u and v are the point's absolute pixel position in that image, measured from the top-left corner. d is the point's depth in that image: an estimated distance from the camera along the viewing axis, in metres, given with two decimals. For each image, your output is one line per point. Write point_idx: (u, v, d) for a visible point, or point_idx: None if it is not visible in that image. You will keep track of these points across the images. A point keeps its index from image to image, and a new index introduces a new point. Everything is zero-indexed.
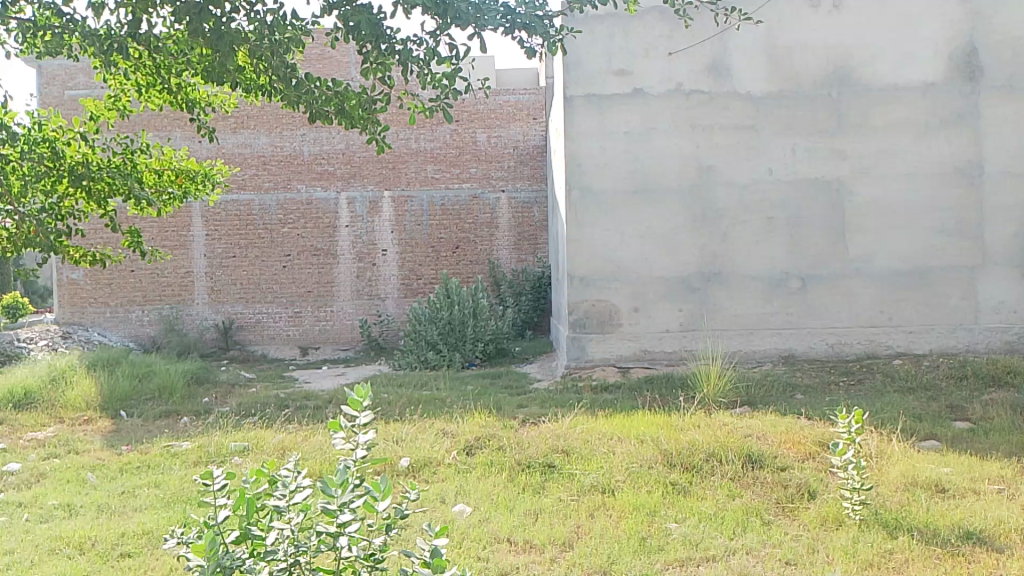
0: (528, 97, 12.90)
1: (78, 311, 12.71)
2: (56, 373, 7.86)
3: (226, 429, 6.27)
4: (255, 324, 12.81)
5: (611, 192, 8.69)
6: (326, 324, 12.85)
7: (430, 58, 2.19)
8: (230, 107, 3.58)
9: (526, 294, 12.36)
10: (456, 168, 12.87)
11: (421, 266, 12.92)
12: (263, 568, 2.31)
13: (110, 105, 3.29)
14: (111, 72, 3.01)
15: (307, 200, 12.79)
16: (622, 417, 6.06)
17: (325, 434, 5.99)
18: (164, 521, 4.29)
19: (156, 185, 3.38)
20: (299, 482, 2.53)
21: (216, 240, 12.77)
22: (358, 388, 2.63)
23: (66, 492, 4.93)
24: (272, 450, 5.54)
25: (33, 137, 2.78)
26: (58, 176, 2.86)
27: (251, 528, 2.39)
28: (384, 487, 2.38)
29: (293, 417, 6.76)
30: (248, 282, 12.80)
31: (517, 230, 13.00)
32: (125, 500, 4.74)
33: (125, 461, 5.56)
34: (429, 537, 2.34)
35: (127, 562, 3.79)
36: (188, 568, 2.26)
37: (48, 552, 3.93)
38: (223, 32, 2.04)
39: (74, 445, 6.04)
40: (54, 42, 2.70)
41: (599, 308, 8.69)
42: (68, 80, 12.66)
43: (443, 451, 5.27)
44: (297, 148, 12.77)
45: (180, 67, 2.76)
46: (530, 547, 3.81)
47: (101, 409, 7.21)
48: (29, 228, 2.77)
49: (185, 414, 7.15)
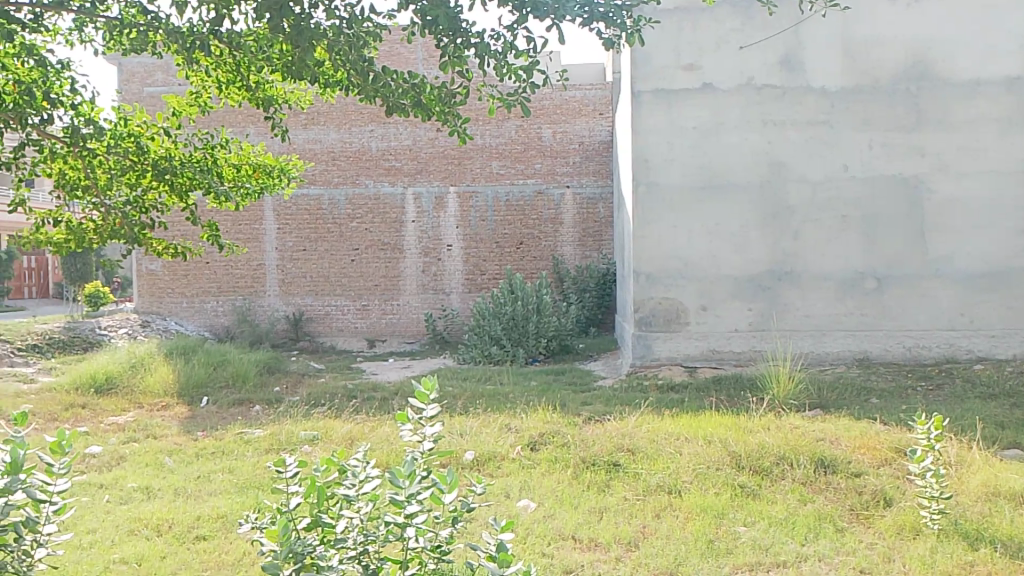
0: (595, 93, 12.83)
1: (156, 301, 13.19)
2: (135, 360, 8.16)
3: (296, 418, 6.42)
4: (324, 316, 13.08)
5: (679, 188, 8.57)
6: (393, 317, 13.02)
7: (507, 50, 2.19)
8: (305, 104, 3.50)
9: (591, 290, 12.29)
10: (521, 164, 12.89)
11: (485, 262, 12.96)
12: (334, 555, 2.40)
13: (191, 101, 3.31)
14: (192, 69, 3.07)
15: (375, 195, 12.98)
16: (689, 417, 5.97)
17: (392, 425, 6.06)
18: (238, 506, 4.42)
19: (235, 180, 3.37)
20: (367, 472, 2.66)
21: (288, 234, 13.07)
22: (425, 381, 2.77)
23: (144, 476, 5.11)
24: (340, 440, 5.63)
25: (118, 132, 2.93)
26: (141, 170, 2.98)
27: (321, 516, 2.50)
28: (451, 479, 2.51)
29: (361, 408, 6.87)
30: (317, 275, 13.08)
31: (582, 226, 12.92)
32: (200, 485, 4.89)
33: (200, 447, 5.74)
34: (495, 532, 2.42)
35: (202, 545, 3.91)
36: (262, 553, 2.41)
37: (128, 533, 4.09)
38: (302, 28, 2.08)
39: (152, 430, 6.26)
40: (139, 39, 2.76)
41: (665, 306, 8.57)
42: (147, 78, 13.12)
43: (507, 446, 5.30)
44: (366, 144, 12.98)
45: (259, 65, 2.80)
46: (596, 545, 3.78)
47: (178, 395, 7.48)
48: (115, 220, 2.96)
49: (257, 402, 7.34)
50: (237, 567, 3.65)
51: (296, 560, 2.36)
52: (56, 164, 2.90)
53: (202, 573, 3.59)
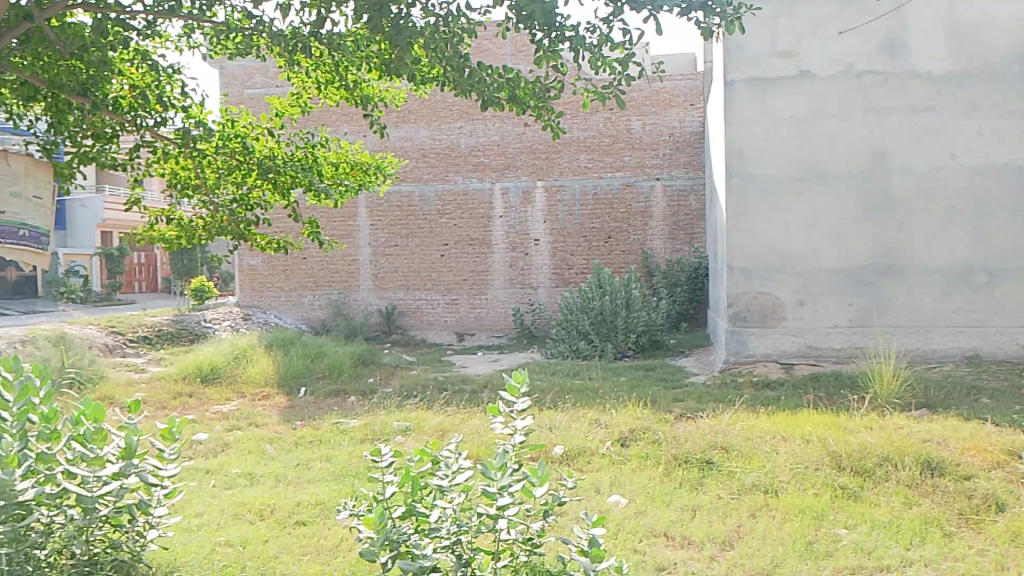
0: (685, 83, 12.59)
1: (256, 295, 13.75)
2: (237, 351, 8.52)
3: (390, 409, 6.57)
4: (414, 310, 13.33)
5: (774, 179, 8.31)
6: (481, 311, 13.16)
7: (602, 43, 2.17)
8: (401, 102, 3.47)
9: (682, 285, 12.10)
10: (610, 157, 12.79)
11: (573, 256, 12.92)
12: (428, 544, 2.45)
13: (293, 101, 3.35)
14: (294, 70, 3.13)
15: (463, 191, 13.13)
16: (786, 415, 5.81)
17: (482, 418, 6.13)
18: (335, 494, 4.57)
19: (334, 178, 3.39)
20: (460, 463, 2.71)
21: (380, 230, 13.38)
22: (516, 374, 2.80)
23: (248, 462, 5.33)
24: (432, 431, 5.73)
25: (225, 133, 3.03)
26: (247, 170, 3.07)
27: (415, 505, 2.57)
28: (543, 472, 2.51)
29: (452, 400, 6.97)
30: (408, 270, 13.34)
31: (672, 219, 12.71)
32: (299, 472, 5.07)
33: (299, 435, 5.95)
34: (587, 526, 2.47)
35: (302, 530, 4.05)
36: (359, 539, 2.53)
37: (233, 516, 4.28)
38: (401, 27, 2.13)
39: (254, 418, 6.53)
40: (245, 43, 2.85)
41: (761, 301, 8.33)
42: (247, 80, 13.64)
43: (597, 441, 5.28)
44: (455, 140, 13.14)
45: (358, 64, 2.86)
46: (689, 543, 3.72)
47: (278, 385, 7.78)
48: (222, 217, 3.08)
49: (352, 393, 7.55)
50: (336, 552, 3.77)
51: (391, 547, 2.46)
52: (168, 164, 3.06)
53: (303, 557, 3.71)
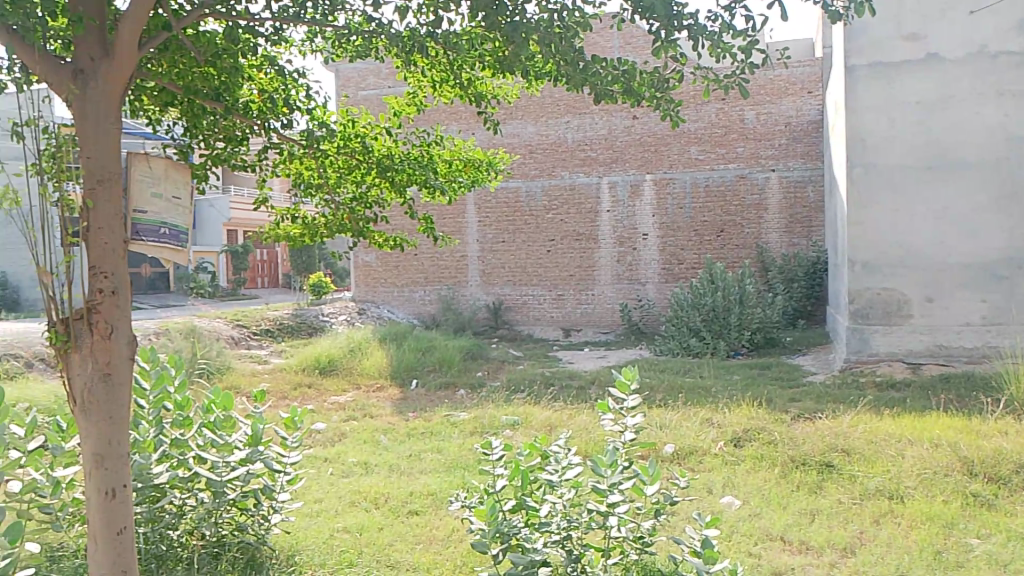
0: (802, 70, 12.13)
1: (370, 290, 14.21)
2: (353, 344, 8.83)
3: (499, 403, 6.65)
4: (522, 305, 13.44)
5: (900, 168, 7.89)
6: (588, 307, 13.11)
7: (724, 31, 2.11)
8: (513, 98, 3.48)
9: (799, 280, 11.67)
10: (722, 148, 12.47)
11: (684, 251, 12.68)
12: (539, 538, 2.47)
13: (409, 101, 3.37)
14: (410, 70, 3.18)
15: (570, 185, 13.12)
16: (913, 417, 5.51)
17: (591, 414, 6.11)
18: (446, 485, 4.66)
19: (448, 175, 3.38)
20: (569, 459, 2.71)
21: (487, 226, 13.55)
22: (626, 371, 2.81)
23: (363, 452, 5.51)
24: (541, 426, 5.76)
25: (346, 133, 3.11)
26: (366, 168, 3.16)
27: (526, 499, 2.58)
28: (654, 471, 2.50)
29: (560, 395, 6.98)
30: (515, 265, 13.45)
31: (788, 212, 12.27)
32: (412, 462, 5.21)
33: (412, 427, 6.10)
34: (700, 527, 2.42)
35: (415, 519, 4.16)
36: (472, 530, 2.52)
37: (349, 504, 4.43)
38: (517, 23, 2.13)
39: (369, 409, 6.75)
40: (365, 45, 2.92)
41: (884, 297, 7.93)
42: (361, 82, 14.09)
43: (709, 440, 5.17)
44: (563, 135, 13.15)
45: (472, 62, 2.89)
46: (807, 548, 3.59)
47: (391, 378, 8.01)
48: (343, 214, 3.22)
49: (462, 386, 7.68)
50: (448, 542, 3.84)
51: (502, 540, 2.46)
52: (294, 165, 3.17)
53: (416, 545, 3.80)
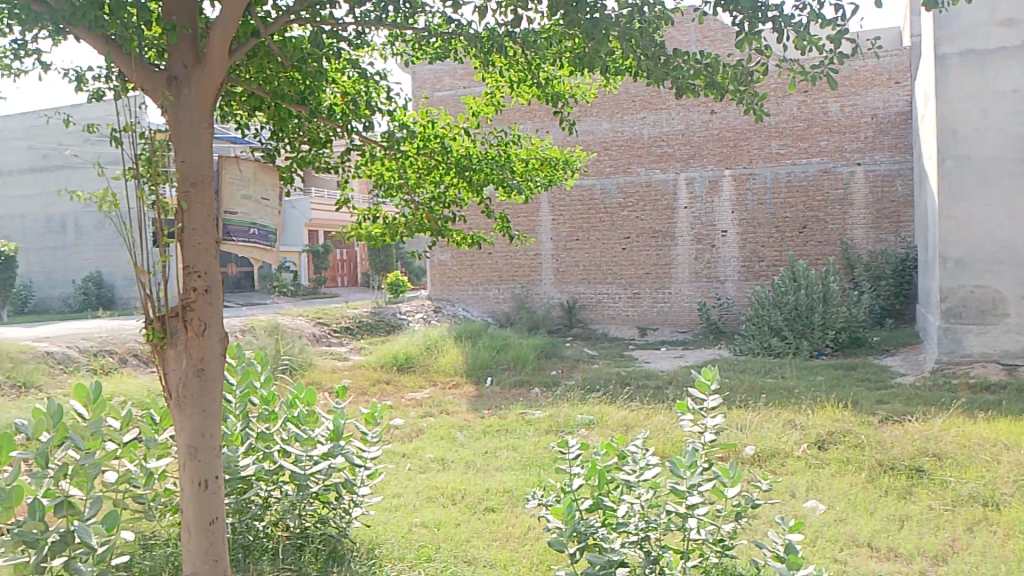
0: (889, 60, 11.68)
1: (445, 288, 14.39)
2: (430, 342, 8.95)
3: (574, 402, 6.63)
4: (597, 303, 13.37)
5: (995, 160, 7.52)
6: (665, 306, 12.95)
7: (812, 20, 2.04)
8: (591, 96, 3.47)
9: (886, 278, 11.26)
10: (804, 142, 12.13)
11: (764, 248, 12.39)
12: (616, 538, 2.45)
13: (488, 101, 3.39)
14: (488, 71, 3.20)
15: (646, 182, 12.98)
16: (1011, 421, 5.24)
17: (668, 414, 6.03)
18: (522, 482, 4.68)
19: (525, 174, 3.38)
20: (647, 459, 2.69)
21: (562, 224, 13.54)
22: (705, 371, 2.77)
23: (440, 448, 5.58)
24: (618, 426, 5.71)
25: (426, 134, 3.14)
26: (445, 169, 3.20)
27: (602, 498, 2.57)
28: (734, 472, 2.46)
29: (636, 395, 6.91)
30: (590, 263, 13.38)
31: (875, 207, 11.84)
32: (488, 459, 5.24)
33: (487, 424, 6.15)
34: (782, 532, 2.35)
35: (492, 516, 4.19)
36: (548, 529, 2.51)
37: (427, 499, 4.49)
38: (597, 20, 2.12)
39: (445, 406, 6.83)
40: (445, 46, 2.95)
41: (979, 295, 7.57)
42: (436, 82, 14.27)
43: (792, 443, 5.04)
44: (638, 131, 13.02)
45: (550, 60, 2.89)
46: (896, 555, 3.45)
47: (467, 375, 8.09)
48: (423, 215, 3.26)
49: (536, 384, 7.69)
50: (524, 540, 3.85)
51: (579, 539, 2.45)
52: (375, 167, 3.23)
53: (493, 542, 3.82)
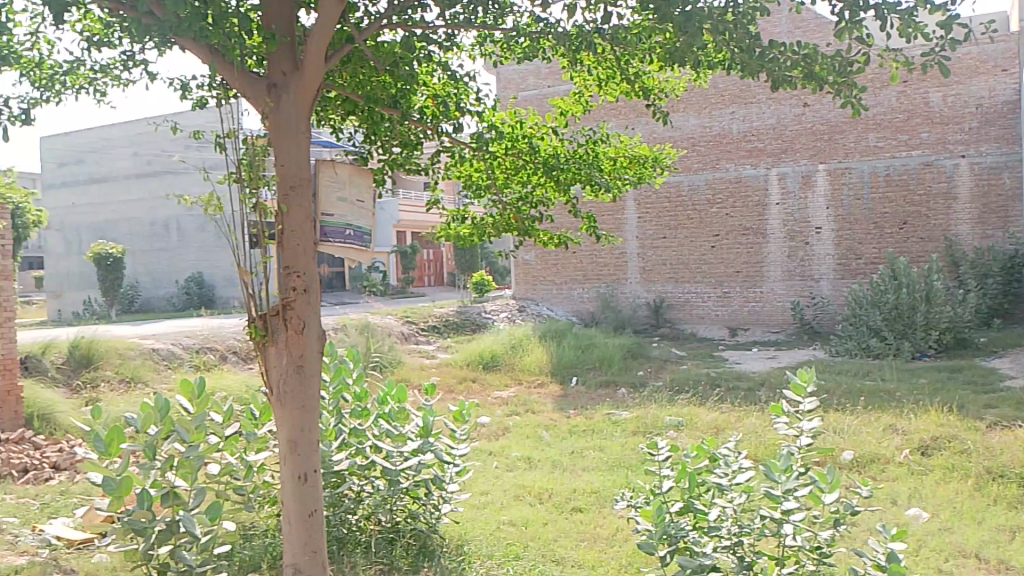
0: (997, 45, 11.06)
1: (530, 287, 14.44)
2: (515, 341, 8.99)
3: (662, 403, 6.55)
4: (685, 303, 13.15)
5: None
6: (756, 305, 12.63)
7: (919, 5, 1.95)
8: (680, 91, 3.40)
9: (994, 276, 10.67)
10: (904, 134, 11.60)
11: (862, 245, 11.92)
12: (708, 542, 2.40)
13: (575, 100, 3.38)
14: (576, 69, 3.19)
15: (736, 178, 12.68)
16: None
17: (760, 417, 5.88)
18: (610, 483, 4.65)
19: (613, 172, 3.34)
20: (739, 463, 2.63)
21: (649, 222, 13.37)
22: (801, 372, 2.68)
23: (526, 447, 5.60)
24: (707, 428, 5.61)
25: (515, 134, 3.14)
26: (533, 169, 3.20)
27: (694, 502, 2.52)
28: (832, 478, 2.38)
29: (726, 396, 6.77)
30: (678, 262, 13.16)
31: (982, 201, 11.23)
32: (575, 459, 5.23)
33: (573, 424, 6.13)
34: (883, 540, 2.25)
35: (579, 516, 4.17)
36: (637, 531, 2.50)
37: (514, 497, 4.52)
38: (692, 13, 2.08)
39: (531, 405, 6.84)
40: (533, 46, 2.95)
41: None
42: (521, 82, 14.34)
43: (892, 448, 4.83)
44: (727, 127, 12.75)
45: (639, 56, 2.85)
46: (1007, 568, 3.26)
47: (553, 375, 8.09)
48: (510, 214, 3.28)
49: (623, 385, 7.63)
50: (612, 541, 3.83)
51: (669, 542, 2.42)
52: (464, 168, 3.26)
53: (581, 542, 3.81)
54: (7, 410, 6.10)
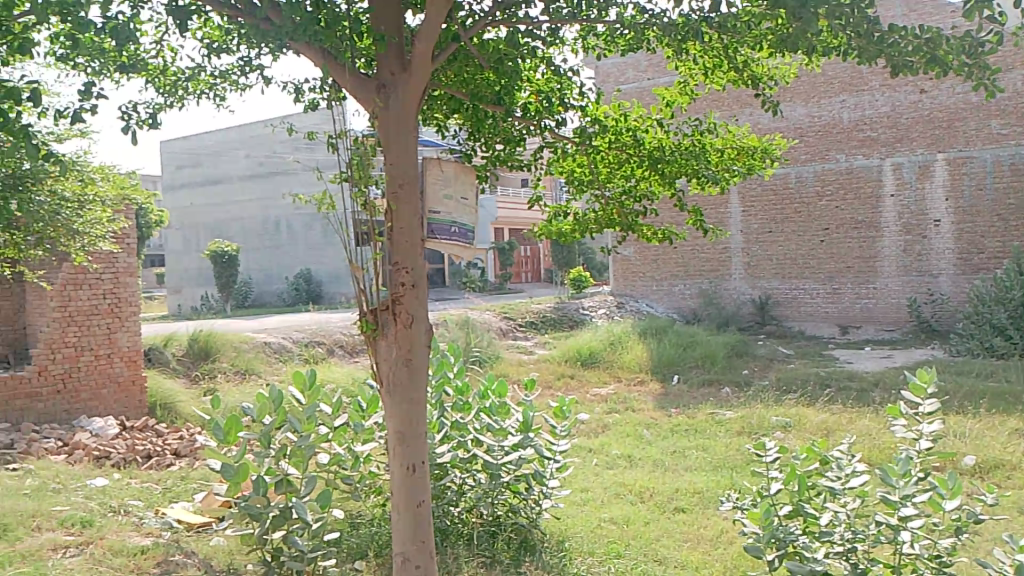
0: None
1: (630, 283, 14.31)
2: (614, 338, 8.92)
3: (768, 402, 6.36)
4: (791, 300, 12.73)
5: None
6: (869, 302, 12.10)
7: None
8: (790, 78, 3.28)
9: None
10: None
11: (984, 238, 11.22)
12: (819, 547, 2.30)
13: (680, 91, 3.31)
14: (681, 59, 3.11)
15: (847, 169, 12.18)
16: None
17: (873, 419, 5.63)
18: (714, 484, 4.55)
19: (721, 164, 3.24)
20: (853, 466, 2.51)
21: (753, 216, 12.99)
22: (920, 373, 2.56)
23: (627, 445, 5.54)
24: (816, 429, 5.41)
25: (618, 128, 3.08)
26: (637, 163, 3.15)
27: (804, 505, 2.42)
28: (953, 484, 2.26)
29: (836, 397, 6.51)
30: (785, 257, 12.74)
31: None
32: (677, 459, 5.14)
33: (675, 423, 6.03)
34: (1011, 550, 2.11)
35: (682, 516, 4.10)
36: (743, 534, 2.44)
37: (615, 495, 4.48)
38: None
39: (631, 403, 6.77)
40: (638, 38, 2.89)
41: None
42: (620, 76, 14.22)
43: (1021, 454, 4.53)
44: (837, 116, 12.26)
45: (747, 44, 2.76)
46: None
47: (653, 372, 7.99)
48: (613, 209, 3.27)
49: (726, 384, 7.45)
50: (717, 543, 3.74)
51: (778, 546, 2.34)
52: (567, 163, 3.24)
53: (684, 543, 3.74)
54: (132, 400, 6.53)
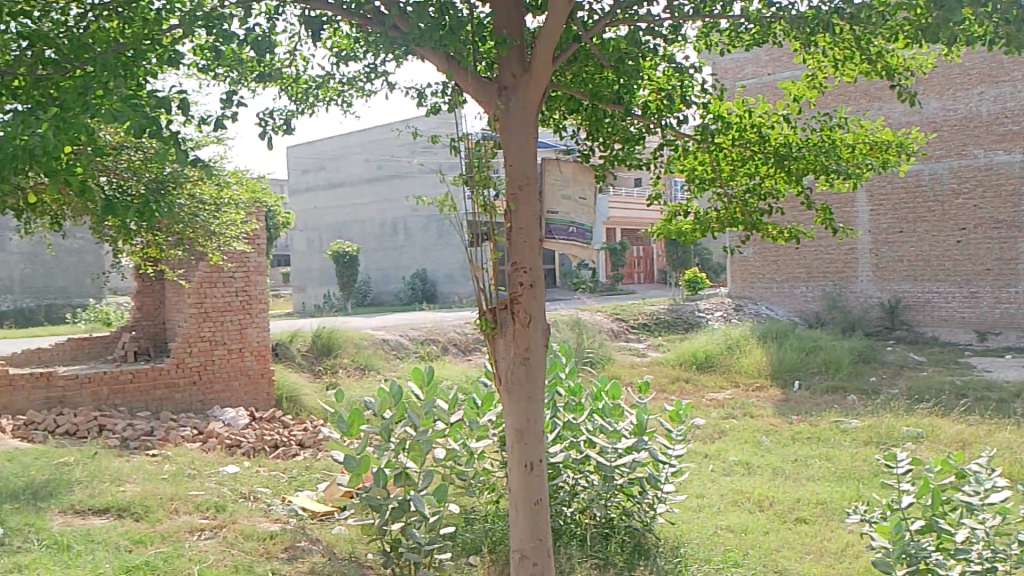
0: None
1: (748, 285, 13.93)
2: (731, 341, 8.68)
3: (897, 412, 6.04)
4: (924, 303, 12.04)
5: None
6: (1011, 307, 11.28)
7: None
8: (928, 68, 3.10)
9: None
10: None
11: None
12: (955, 565, 2.16)
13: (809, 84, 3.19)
14: (810, 52, 3.00)
15: (986, 165, 11.40)
16: None
17: (1016, 432, 5.25)
18: (838, 495, 4.36)
19: (852, 160, 3.09)
20: (993, 481, 2.35)
21: (882, 215, 12.36)
22: None
23: (745, 451, 5.39)
24: (951, 441, 5.10)
25: (742, 125, 3.01)
26: (763, 160, 3.06)
27: (937, 520, 2.28)
28: None
29: (973, 408, 6.11)
30: (917, 258, 12.06)
31: None
32: (798, 467, 4.95)
33: (796, 430, 5.82)
34: None
35: (804, 527, 3.95)
36: (871, 548, 2.32)
37: (732, 503, 4.36)
38: None
39: (749, 409, 6.58)
40: (764, 33, 2.81)
41: None
42: (739, 71, 13.84)
43: None
44: (975, 109, 11.49)
45: (881, 35, 2.64)
46: None
47: (773, 378, 7.73)
48: (737, 207, 3.19)
49: (852, 391, 7.12)
50: (842, 556, 3.58)
51: (909, 562, 2.22)
52: (689, 161, 3.20)
53: (806, 555, 3.60)
54: (260, 392, 6.90)
